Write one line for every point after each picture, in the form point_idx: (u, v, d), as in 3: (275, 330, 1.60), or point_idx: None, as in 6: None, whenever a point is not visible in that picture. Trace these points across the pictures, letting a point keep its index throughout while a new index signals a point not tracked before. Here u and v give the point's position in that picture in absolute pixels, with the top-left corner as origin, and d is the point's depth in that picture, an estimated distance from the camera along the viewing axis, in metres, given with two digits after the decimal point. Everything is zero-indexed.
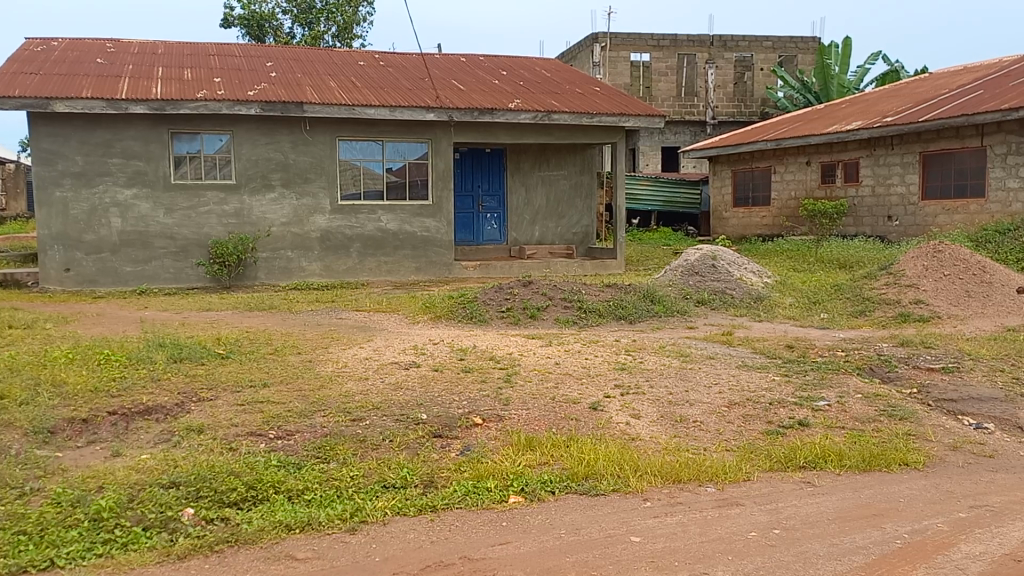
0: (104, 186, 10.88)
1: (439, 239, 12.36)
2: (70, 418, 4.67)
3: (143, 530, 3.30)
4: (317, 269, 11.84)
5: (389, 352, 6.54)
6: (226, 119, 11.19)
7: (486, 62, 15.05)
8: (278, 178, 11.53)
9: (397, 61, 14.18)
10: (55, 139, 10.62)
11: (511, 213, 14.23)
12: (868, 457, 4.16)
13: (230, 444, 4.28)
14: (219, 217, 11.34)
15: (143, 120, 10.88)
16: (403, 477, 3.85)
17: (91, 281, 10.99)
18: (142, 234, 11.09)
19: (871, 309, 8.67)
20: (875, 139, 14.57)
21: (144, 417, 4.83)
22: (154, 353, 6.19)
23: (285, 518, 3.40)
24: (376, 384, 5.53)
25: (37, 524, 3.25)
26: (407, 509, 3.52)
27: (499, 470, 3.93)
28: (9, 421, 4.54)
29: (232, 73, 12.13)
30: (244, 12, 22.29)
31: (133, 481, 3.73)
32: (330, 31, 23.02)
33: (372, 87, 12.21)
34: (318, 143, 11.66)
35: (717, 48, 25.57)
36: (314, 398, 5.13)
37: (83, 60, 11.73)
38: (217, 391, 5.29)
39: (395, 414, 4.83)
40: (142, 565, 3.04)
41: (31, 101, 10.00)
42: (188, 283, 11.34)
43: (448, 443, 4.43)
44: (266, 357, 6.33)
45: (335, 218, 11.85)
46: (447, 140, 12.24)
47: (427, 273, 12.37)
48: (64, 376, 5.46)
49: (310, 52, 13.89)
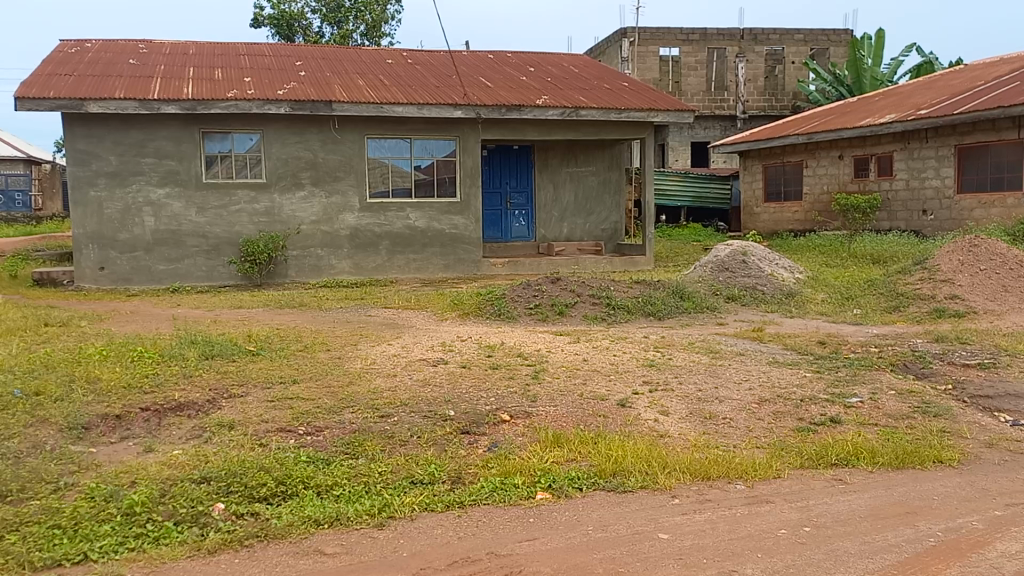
0: (137, 185, 11.03)
1: (467, 236, 12.38)
2: (104, 415, 4.74)
3: (175, 524, 3.34)
4: (346, 266, 11.91)
5: (417, 349, 6.56)
6: (256, 119, 11.31)
7: (514, 58, 15.05)
8: (308, 177, 11.61)
9: (426, 59, 14.22)
10: (89, 140, 10.79)
11: (539, 209, 14.21)
12: (901, 455, 4.10)
13: (261, 440, 4.32)
14: (250, 216, 11.46)
15: (175, 120, 11.01)
16: (431, 474, 3.86)
17: (125, 279, 11.16)
18: (175, 233, 11.23)
19: (905, 305, 8.53)
20: (910, 132, 14.32)
21: (177, 413, 4.89)
22: (187, 349, 6.28)
23: (314, 513, 3.42)
24: (404, 381, 5.55)
25: (70, 519, 3.31)
26: (435, 505, 3.52)
27: (526, 466, 3.92)
28: (45, 417, 4.63)
29: (262, 72, 12.24)
30: (274, 12, 22.47)
31: (165, 477, 3.78)
32: (359, 30, 23.14)
33: (400, 85, 12.26)
34: (347, 142, 11.72)
35: (748, 41, 25.37)
36: (344, 394, 5.16)
37: (116, 60, 11.92)
38: (249, 388, 5.35)
39: (423, 410, 4.85)
40: (173, 560, 3.07)
41: (65, 102, 10.17)
42: (220, 281, 11.48)
43: (475, 440, 4.43)
44: (296, 353, 6.39)
45: (363, 216, 11.91)
46: (475, 137, 12.27)
47: (456, 270, 12.39)
48: (98, 373, 5.53)
49: (339, 51, 13.99)
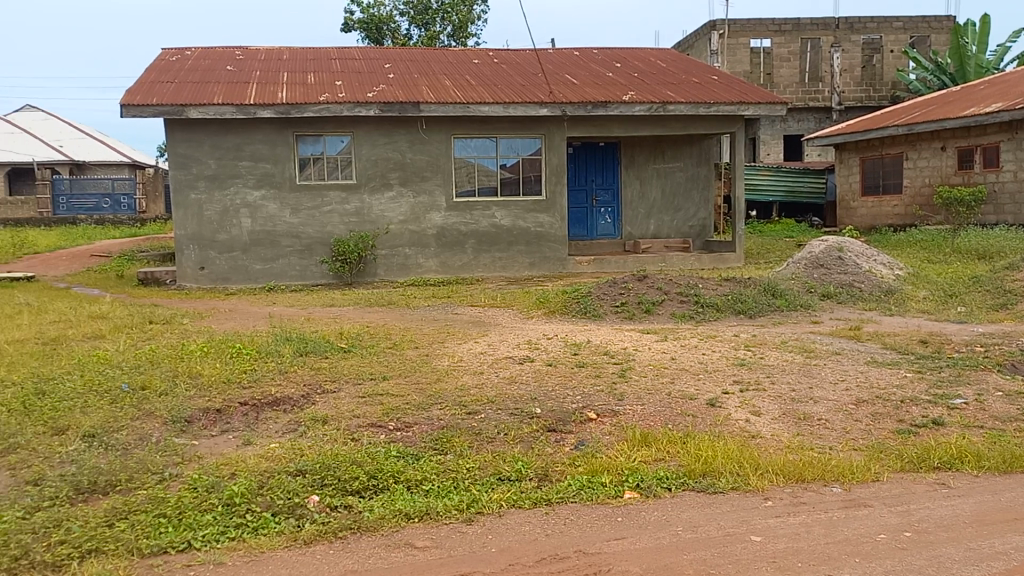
0: (235, 187, 11.43)
1: (552, 234, 12.39)
2: (205, 409, 4.95)
3: (272, 515, 3.45)
4: (434, 265, 12.08)
5: (503, 347, 6.59)
6: (346, 121, 11.59)
7: (601, 54, 14.97)
8: (396, 177, 11.83)
9: (511, 58, 14.29)
10: (189, 144, 11.24)
11: (626, 206, 14.09)
12: (1011, 459, 3.90)
13: (353, 435, 4.43)
14: (341, 216, 11.74)
15: (269, 124, 11.37)
16: (519, 471, 3.88)
17: (224, 278, 11.60)
18: (270, 234, 11.60)
19: (1014, 303, 8.11)
20: (1018, 121, 13.60)
21: (273, 408, 5.05)
22: (281, 346, 6.48)
23: (404, 507, 3.48)
24: (491, 378, 5.59)
25: (175, 508, 3.45)
26: (523, 502, 3.54)
27: (614, 465, 3.90)
28: (151, 411, 4.86)
29: (352, 75, 12.53)
30: (364, 15, 22.98)
31: (263, 469, 3.91)
32: (446, 30, 23.42)
33: (486, 85, 12.35)
34: (434, 142, 11.88)
35: (843, 31, 24.60)
36: (432, 391, 5.24)
37: (214, 67, 12.40)
38: (341, 384, 5.48)
39: (509, 408, 4.87)
40: (270, 549, 3.18)
41: (167, 109, 10.63)
42: (313, 280, 11.81)
43: (563, 438, 4.43)
44: (385, 350, 6.51)
45: (450, 215, 12.06)
46: (560, 135, 12.26)
47: (541, 268, 12.42)
48: (199, 368, 5.77)
49: (426, 53, 14.19)
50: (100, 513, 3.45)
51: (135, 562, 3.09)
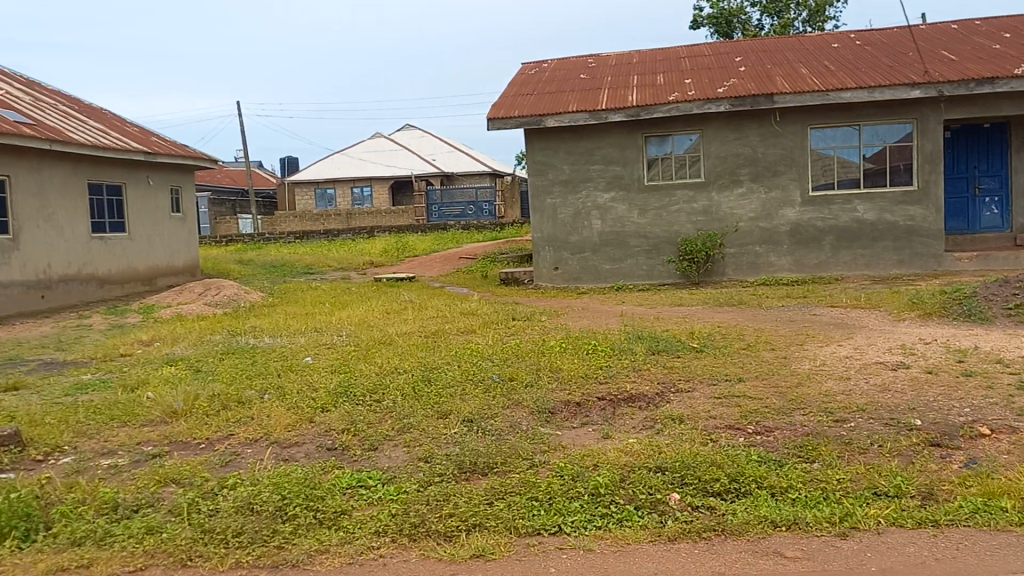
0: (586, 190, 11.93)
1: (924, 228, 11.22)
2: (566, 401, 5.21)
3: (635, 509, 3.52)
4: (787, 263, 11.59)
5: (873, 351, 6.09)
6: (695, 119, 11.54)
7: (986, 25, 13.27)
8: (747, 173, 11.53)
9: (877, 39, 13.21)
10: (545, 152, 11.96)
11: (1017, 196, 12.30)
12: None
13: (712, 436, 4.36)
14: (689, 215, 11.72)
15: (619, 129, 11.70)
16: (897, 486, 3.54)
17: (576, 278, 12.19)
18: (619, 234, 11.93)
19: None
20: None
21: (630, 404, 5.17)
22: (635, 344, 6.63)
23: (771, 514, 3.35)
24: (860, 385, 5.19)
25: (545, 492, 3.67)
26: (904, 520, 3.23)
27: (1016, 488, 3.40)
28: (520, 400, 5.23)
29: (703, 73, 12.46)
30: (713, 11, 22.77)
31: (623, 463, 4.01)
32: (801, 17, 22.38)
33: (847, 70, 11.52)
34: (788, 134, 11.39)
35: None
36: (794, 396, 4.99)
37: (567, 77, 13.08)
38: (695, 383, 5.45)
39: (884, 417, 4.48)
40: (636, 542, 3.23)
41: (526, 120, 11.43)
42: (660, 280, 11.95)
43: (949, 454, 3.96)
44: (740, 351, 6.36)
45: (806, 210, 11.46)
46: (936, 118, 11.06)
47: (910, 266, 11.32)
48: (560, 363, 6.10)
49: (780, 43, 13.64)
50: (481, 490, 3.79)
51: (512, 538, 3.34)
